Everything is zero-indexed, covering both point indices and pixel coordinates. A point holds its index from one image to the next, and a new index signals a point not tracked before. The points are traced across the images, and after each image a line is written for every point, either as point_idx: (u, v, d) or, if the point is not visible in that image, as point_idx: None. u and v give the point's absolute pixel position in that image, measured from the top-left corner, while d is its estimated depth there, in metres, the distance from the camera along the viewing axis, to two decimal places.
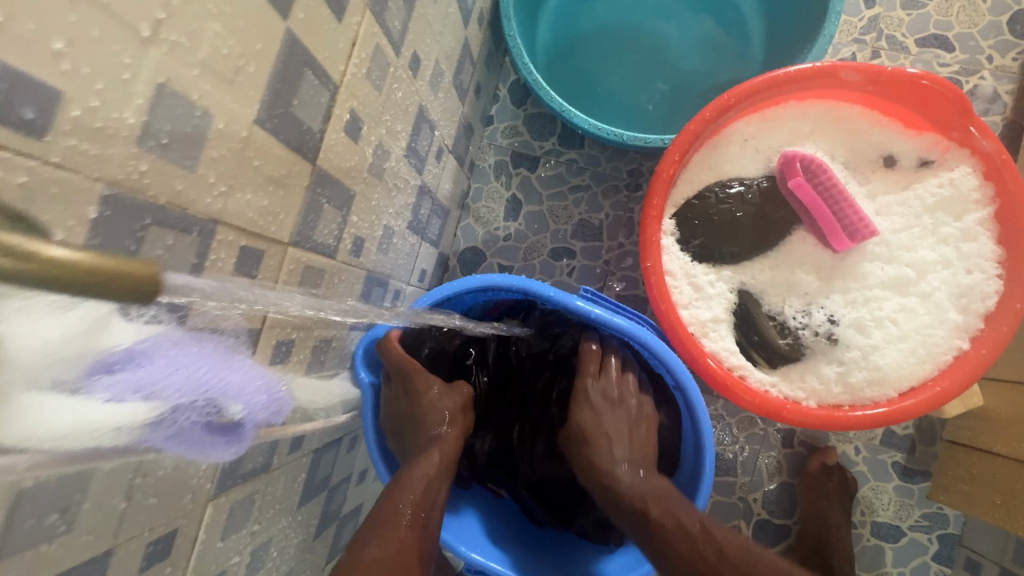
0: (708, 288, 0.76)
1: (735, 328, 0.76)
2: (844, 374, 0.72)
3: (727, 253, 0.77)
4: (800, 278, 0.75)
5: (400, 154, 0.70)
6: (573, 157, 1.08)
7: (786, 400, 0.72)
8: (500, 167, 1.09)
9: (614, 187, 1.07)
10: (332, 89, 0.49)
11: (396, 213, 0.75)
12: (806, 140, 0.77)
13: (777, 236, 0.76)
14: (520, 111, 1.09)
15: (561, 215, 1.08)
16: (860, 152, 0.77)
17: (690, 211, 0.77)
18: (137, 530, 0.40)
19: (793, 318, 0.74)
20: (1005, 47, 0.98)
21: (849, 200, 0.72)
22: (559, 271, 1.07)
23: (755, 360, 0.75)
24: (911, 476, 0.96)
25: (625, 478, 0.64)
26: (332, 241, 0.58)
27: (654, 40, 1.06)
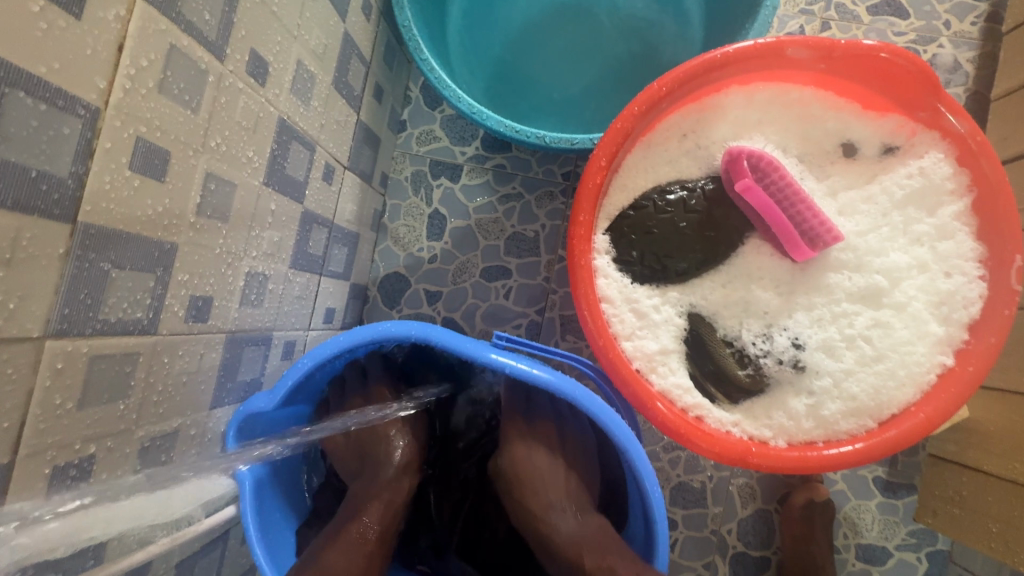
0: (652, 314, 0.64)
1: (688, 359, 0.64)
2: (816, 406, 0.61)
3: (672, 271, 0.65)
4: (757, 296, 0.63)
5: (256, 184, 0.55)
6: (501, 162, 0.95)
7: (751, 442, 0.61)
8: (419, 179, 0.95)
9: (550, 194, 0.94)
10: (87, 115, 0.35)
11: (266, 255, 0.61)
12: (754, 131, 0.66)
13: (728, 247, 0.64)
14: (436, 114, 0.95)
15: (491, 229, 0.94)
16: (814, 141, 0.66)
17: (626, 224, 0.65)
18: None
19: (752, 344, 0.63)
20: (963, 11, 0.89)
21: (803, 198, 0.60)
22: (495, 293, 0.94)
23: (713, 396, 0.64)
24: (895, 491, 0.87)
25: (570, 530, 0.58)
26: (144, 314, 0.44)
27: (582, 23, 0.93)
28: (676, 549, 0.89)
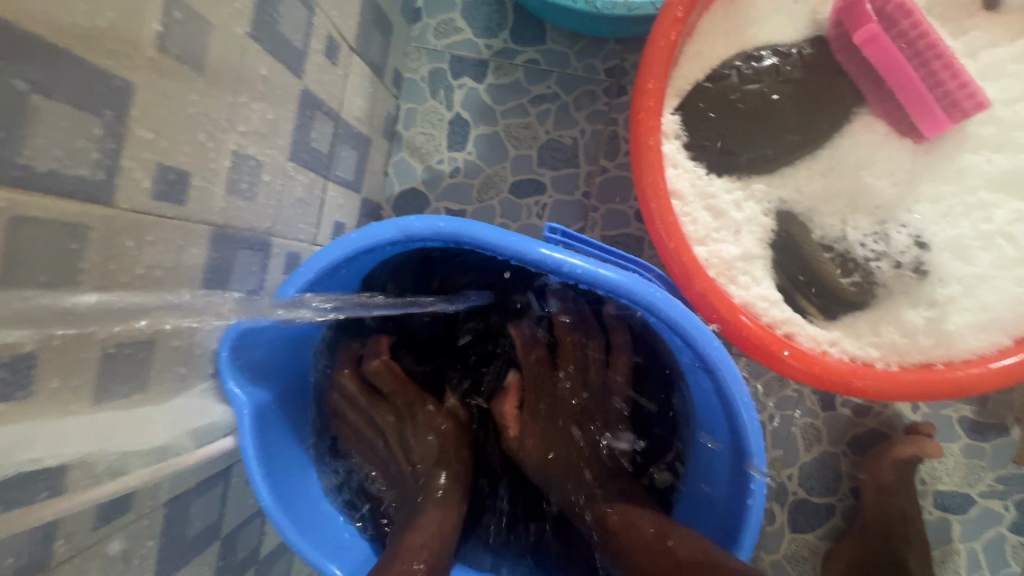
0: (733, 212, 0.52)
1: (777, 266, 0.52)
2: (937, 319, 0.50)
3: (757, 158, 0.52)
4: (867, 186, 0.51)
5: (239, 32, 0.43)
6: (532, 56, 0.81)
7: (854, 363, 0.49)
8: (437, 79, 0.82)
9: (591, 94, 0.80)
10: None
11: (259, 135, 0.49)
12: None
13: (830, 127, 0.51)
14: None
15: (522, 136, 0.81)
16: None
17: (701, 98, 0.52)
18: None
19: (860, 244, 0.51)
20: None
21: (943, 53, 0.47)
22: (526, 212, 0.82)
23: (805, 310, 0.52)
24: (983, 434, 0.76)
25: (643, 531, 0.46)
26: (91, 173, 0.32)
27: None
28: None
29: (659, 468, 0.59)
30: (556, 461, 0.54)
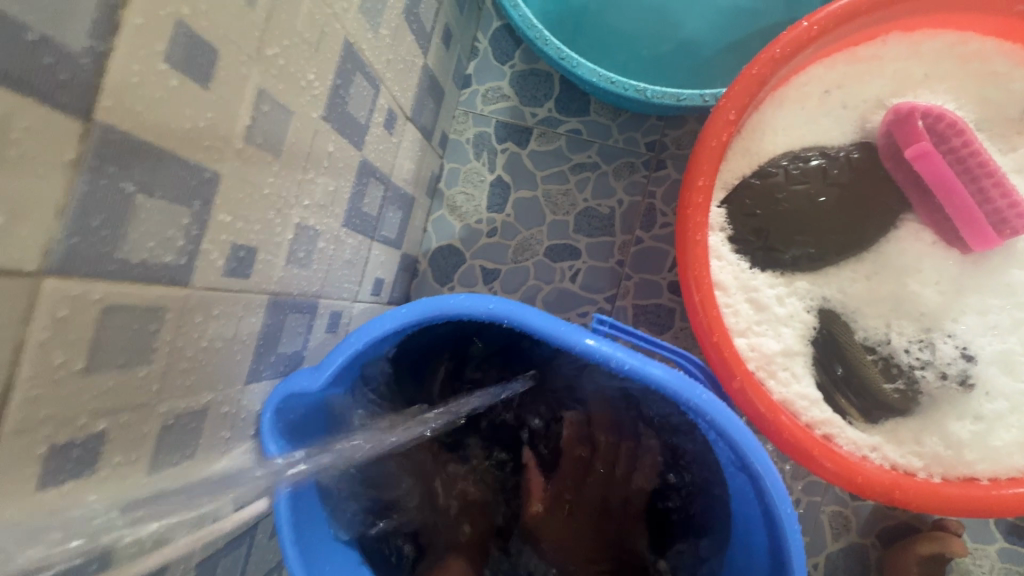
0: (774, 307, 0.52)
1: (818, 365, 0.52)
2: (982, 432, 0.49)
3: (802, 256, 0.53)
4: (912, 292, 0.51)
5: (314, 116, 0.46)
6: (575, 126, 0.83)
7: (896, 472, 0.48)
8: (482, 142, 0.85)
9: (630, 166, 0.83)
10: None
11: (320, 206, 0.51)
12: (917, 88, 0.53)
13: (876, 230, 0.52)
14: (506, 70, 0.85)
15: (560, 202, 0.83)
16: (993, 105, 0.53)
17: (749, 194, 0.53)
18: None
19: (903, 350, 0.51)
20: None
21: (992, 174, 0.48)
22: (560, 275, 0.83)
23: (844, 411, 0.51)
24: (1022, 538, 0.74)
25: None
26: (175, 258, 0.34)
27: None
28: None
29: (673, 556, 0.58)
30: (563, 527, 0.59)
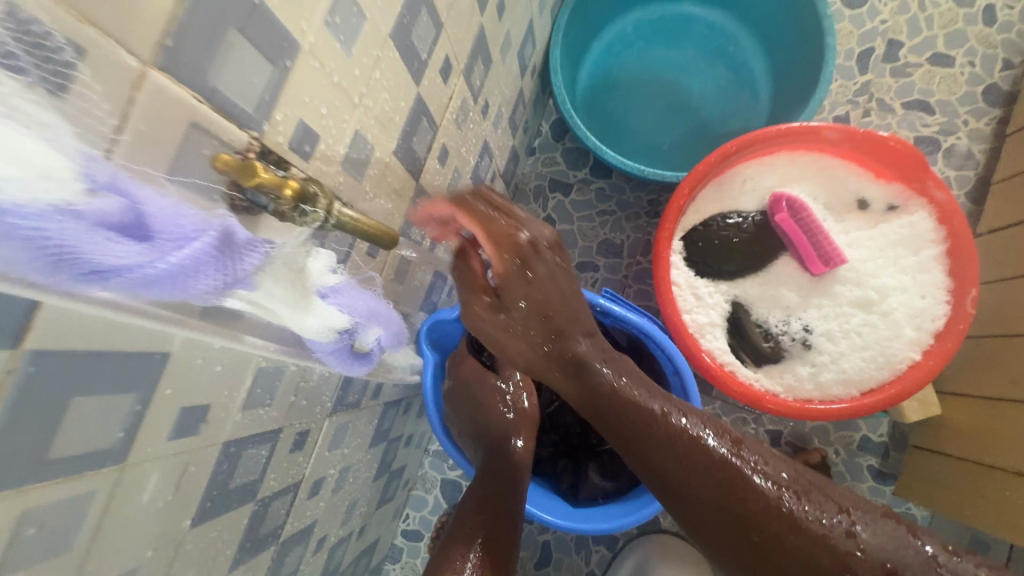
0: (707, 298, 0.92)
1: (730, 333, 0.92)
2: (816, 373, 0.88)
3: (724, 271, 0.94)
4: (782, 295, 0.92)
5: (467, 176, 0.89)
6: (601, 185, 1.27)
7: (766, 392, 0.87)
8: (539, 191, 1.28)
9: (636, 213, 1.25)
10: (434, 129, 0.69)
11: None
12: (793, 183, 0.94)
13: (767, 260, 0.93)
14: (559, 145, 1.28)
15: (588, 234, 1.26)
16: (837, 196, 0.94)
17: (696, 234, 0.94)
18: (295, 422, 0.59)
19: (775, 326, 0.91)
20: (980, 113, 1.15)
21: (824, 233, 0.90)
22: (584, 282, 1.25)
23: (744, 359, 0.91)
24: (884, 479, 1.10)
25: (759, 484, 0.58)
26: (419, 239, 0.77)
27: (677, 90, 1.21)
28: None
29: None
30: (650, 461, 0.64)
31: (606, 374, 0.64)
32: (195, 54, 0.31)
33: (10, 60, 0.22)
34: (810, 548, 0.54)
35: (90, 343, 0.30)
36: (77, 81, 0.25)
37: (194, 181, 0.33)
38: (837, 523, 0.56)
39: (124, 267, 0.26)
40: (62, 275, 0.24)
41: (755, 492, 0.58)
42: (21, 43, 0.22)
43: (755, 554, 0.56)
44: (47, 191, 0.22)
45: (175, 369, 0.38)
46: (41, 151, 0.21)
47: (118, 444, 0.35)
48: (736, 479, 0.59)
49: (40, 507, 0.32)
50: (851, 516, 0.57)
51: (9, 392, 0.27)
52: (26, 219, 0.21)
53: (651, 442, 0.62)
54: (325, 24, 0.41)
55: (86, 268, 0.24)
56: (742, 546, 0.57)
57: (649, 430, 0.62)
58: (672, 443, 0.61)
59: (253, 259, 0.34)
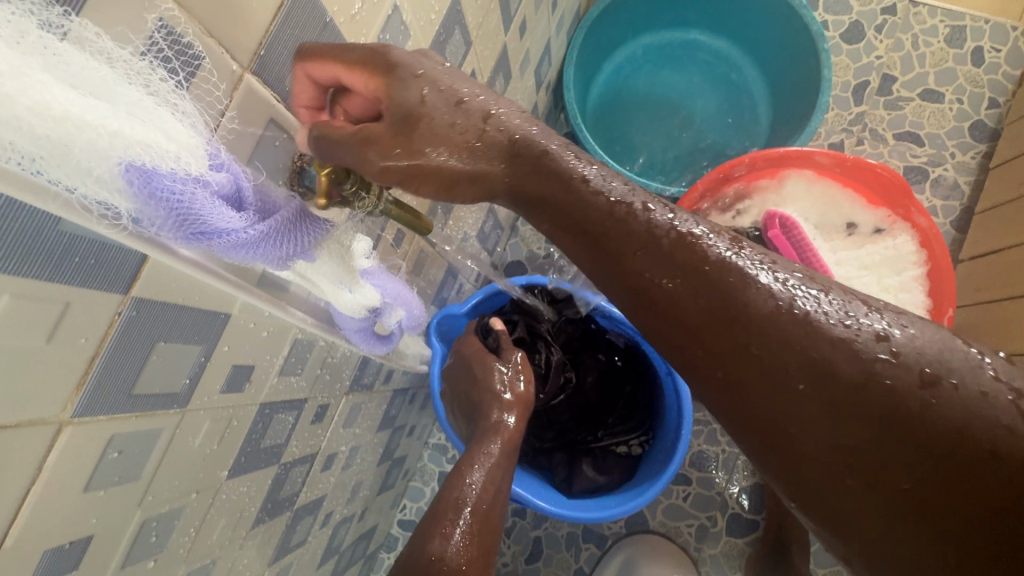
0: None
1: None
2: None
3: None
4: None
5: None
6: None
7: None
8: None
9: None
10: None
11: (472, 225, 1.00)
12: (787, 203, 1.00)
13: None
14: None
15: None
16: (828, 218, 1.00)
17: None
18: (318, 395, 0.65)
19: None
20: (966, 147, 1.22)
21: (813, 250, 0.96)
22: None
23: None
24: None
25: (762, 283, 0.40)
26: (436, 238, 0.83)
27: (682, 112, 1.28)
28: (688, 499, 1.19)
29: (634, 443, 1.01)
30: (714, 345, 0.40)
31: (609, 195, 0.45)
32: (278, 62, 0.37)
33: (160, 56, 0.28)
34: (826, 363, 0.37)
35: (178, 297, 0.36)
36: (200, 73, 0.30)
37: (269, 167, 0.39)
38: (866, 325, 0.37)
39: (222, 226, 0.33)
40: (181, 232, 0.32)
41: (752, 294, 0.40)
42: (168, 45, 0.29)
43: (741, 363, 0.39)
44: (185, 162, 0.30)
45: (233, 330, 0.43)
46: (188, 132, 0.30)
47: (183, 390, 0.41)
48: (724, 283, 0.40)
49: (123, 435, 0.37)
50: (889, 315, 0.38)
51: (115, 329, 0.33)
52: (166, 174, 0.29)
53: (624, 235, 0.44)
54: (378, 39, 0.47)
55: (195, 226, 0.32)
56: (726, 348, 0.40)
57: (622, 222, 0.44)
58: (640, 238, 0.43)
59: (315, 235, 0.41)
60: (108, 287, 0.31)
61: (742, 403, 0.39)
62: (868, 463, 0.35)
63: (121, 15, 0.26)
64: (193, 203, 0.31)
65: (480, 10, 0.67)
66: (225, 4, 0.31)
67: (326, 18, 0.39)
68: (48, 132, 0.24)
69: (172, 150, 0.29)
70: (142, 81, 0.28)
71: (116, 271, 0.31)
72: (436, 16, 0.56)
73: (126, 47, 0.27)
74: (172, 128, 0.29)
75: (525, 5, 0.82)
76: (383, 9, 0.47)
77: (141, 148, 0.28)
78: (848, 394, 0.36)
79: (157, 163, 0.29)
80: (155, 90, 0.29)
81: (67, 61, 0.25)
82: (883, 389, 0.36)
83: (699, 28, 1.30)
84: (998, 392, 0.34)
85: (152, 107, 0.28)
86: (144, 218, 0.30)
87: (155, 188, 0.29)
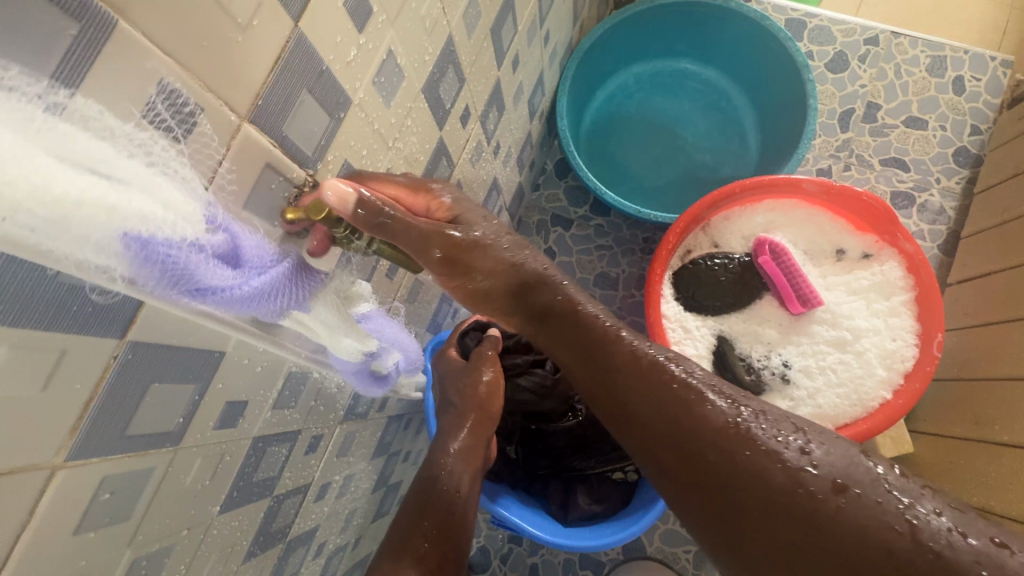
0: (694, 331, 0.99)
1: (714, 365, 0.98)
2: (794, 407, 0.95)
3: (712, 307, 1.00)
4: (762, 330, 0.99)
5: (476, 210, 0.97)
6: (600, 222, 1.35)
7: None
8: (542, 225, 1.36)
9: (631, 250, 1.33)
10: (451, 168, 0.77)
11: None
12: (777, 230, 1.02)
13: (750, 299, 1.00)
14: (562, 183, 1.36)
15: (586, 266, 1.34)
16: (817, 245, 1.02)
17: (685, 272, 1.01)
18: (312, 426, 0.65)
19: (757, 360, 0.98)
20: (950, 173, 1.25)
21: (802, 275, 0.98)
22: None
23: None
24: None
25: (718, 406, 0.54)
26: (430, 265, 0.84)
27: (673, 139, 1.31)
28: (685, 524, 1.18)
29: (630, 471, 1.01)
30: (660, 430, 0.54)
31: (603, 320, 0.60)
32: (275, 110, 0.38)
33: (156, 119, 0.30)
34: (752, 469, 0.50)
35: (172, 339, 0.37)
36: (196, 131, 0.32)
37: (263, 209, 0.41)
38: (791, 443, 0.51)
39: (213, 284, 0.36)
40: (178, 290, 0.34)
41: (704, 411, 0.54)
42: (166, 105, 0.30)
43: (643, 407, 0.56)
44: (185, 229, 0.32)
45: (227, 367, 0.44)
46: (184, 199, 0.32)
47: (176, 428, 0.41)
48: (686, 405, 0.54)
49: (114, 476, 0.37)
50: (807, 438, 0.52)
51: (110, 374, 0.33)
52: (166, 241, 0.32)
53: (639, 393, 0.56)
54: (373, 83, 0.49)
55: (190, 283, 0.34)
56: (721, 456, 0.52)
57: (616, 345, 0.58)
58: (672, 431, 0.54)
59: (299, 286, 0.45)
60: (103, 331, 0.31)
61: (689, 461, 0.53)
62: (767, 539, 0.48)
63: (122, 86, 0.28)
64: (189, 263, 0.34)
65: (473, 49, 0.69)
66: (224, 62, 0.33)
67: (322, 66, 0.41)
68: (58, 211, 0.26)
69: (171, 218, 0.31)
70: (142, 148, 0.30)
71: (111, 317, 0.32)
72: (430, 57, 0.58)
73: (127, 120, 0.29)
74: (172, 197, 0.31)
75: (517, 41, 0.85)
76: (378, 53, 0.48)
77: (141, 221, 0.30)
78: (777, 495, 0.49)
79: (158, 232, 0.31)
80: (154, 159, 0.31)
81: (70, 138, 0.26)
82: (736, 442, 0.51)
83: (688, 58, 1.33)
84: (900, 529, 0.45)
85: (152, 177, 0.30)
86: (145, 281, 0.32)
87: (155, 253, 0.31)
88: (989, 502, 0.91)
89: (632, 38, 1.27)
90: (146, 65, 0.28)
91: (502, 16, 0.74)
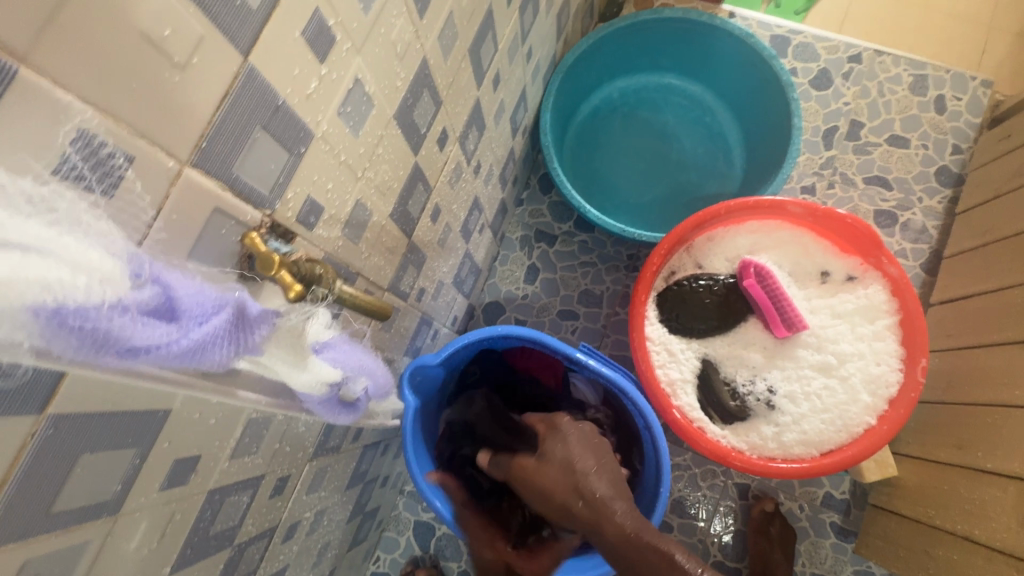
0: (679, 354, 0.97)
1: (699, 390, 0.97)
2: (779, 432, 0.94)
3: (697, 330, 0.99)
4: (747, 354, 0.98)
5: (456, 230, 0.94)
6: (585, 239, 1.32)
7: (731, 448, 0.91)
8: (526, 241, 1.33)
9: (616, 267, 1.31)
10: (428, 192, 0.74)
11: (447, 273, 0.98)
12: (762, 251, 1.00)
13: (734, 322, 0.99)
14: (546, 198, 1.34)
15: (571, 283, 1.31)
16: (802, 266, 1.01)
17: (669, 294, 0.99)
18: (278, 468, 0.61)
19: (741, 385, 0.97)
20: (932, 192, 1.25)
21: (788, 299, 0.96)
22: (564, 329, 1.30)
23: (711, 416, 0.96)
24: (845, 536, 1.14)
25: None
26: (407, 290, 0.81)
27: (658, 155, 1.30)
28: None
29: None
30: None
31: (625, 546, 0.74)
32: (225, 150, 0.35)
33: (73, 176, 0.27)
34: None
35: (104, 405, 0.33)
36: (122, 182, 0.29)
37: (214, 255, 0.38)
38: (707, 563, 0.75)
39: (150, 343, 0.30)
40: (102, 354, 0.29)
41: None
42: (85, 160, 0.27)
43: None
44: (104, 291, 0.27)
45: (175, 425, 0.40)
46: (100, 257, 0.27)
47: (114, 496, 0.38)
48: None
49: (39, 557, 0.34)
50: None
51: (28, 452, 0.30)
52: (80, 309, 0.26)
53: None
54: (338, 113, 0.46)
55: (117, 345, 0.29)
56: None
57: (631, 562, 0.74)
58: None
59: (261, 331, 0.40)
60: (17, 409, 0.28)
61: None
62: None
63: (23, 136, 0.24)
64: (113, 326, 0.28)
65: (451, 70, 0.66)
66: (162, 103, 0.30)
67: (279, 100, 0.38)
68: None
69: (83, 281, 0.26)
70: (47, 211, 0.26)
71: (25, 393, 0.28)
72: (403, 82, 0.55)
73: (26, 177, 0.25)
74: (79, 256, 0.26)
75: (498, 60, 0.82)
76: (344, 82, 0.45)
77: (45, 290, 0.25)
78: None
79: (70, 299, 0.26)
80: (57, 218, 0.26)
81: None
82: None
83: (673, 73, 1.32)
84: None
85: (55, 236, 0.26)
86: (55, 349, 0.27)
87: (67, 321, 0.26)
88: (974, 531, 0.90)
89: (617, 53, 1.26)
90: (59, 114, 0.25)
91: (482, 35, 0.71)
